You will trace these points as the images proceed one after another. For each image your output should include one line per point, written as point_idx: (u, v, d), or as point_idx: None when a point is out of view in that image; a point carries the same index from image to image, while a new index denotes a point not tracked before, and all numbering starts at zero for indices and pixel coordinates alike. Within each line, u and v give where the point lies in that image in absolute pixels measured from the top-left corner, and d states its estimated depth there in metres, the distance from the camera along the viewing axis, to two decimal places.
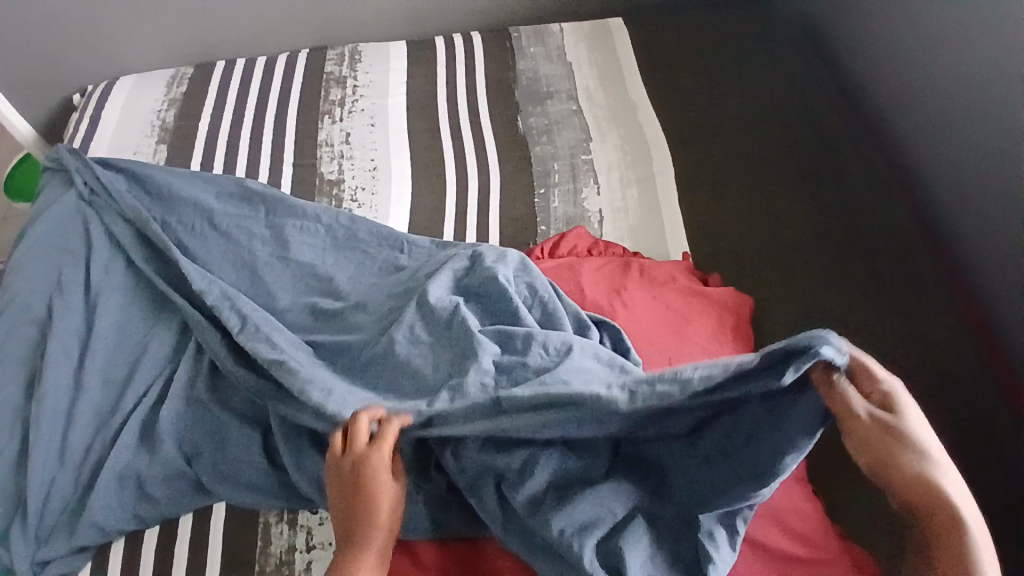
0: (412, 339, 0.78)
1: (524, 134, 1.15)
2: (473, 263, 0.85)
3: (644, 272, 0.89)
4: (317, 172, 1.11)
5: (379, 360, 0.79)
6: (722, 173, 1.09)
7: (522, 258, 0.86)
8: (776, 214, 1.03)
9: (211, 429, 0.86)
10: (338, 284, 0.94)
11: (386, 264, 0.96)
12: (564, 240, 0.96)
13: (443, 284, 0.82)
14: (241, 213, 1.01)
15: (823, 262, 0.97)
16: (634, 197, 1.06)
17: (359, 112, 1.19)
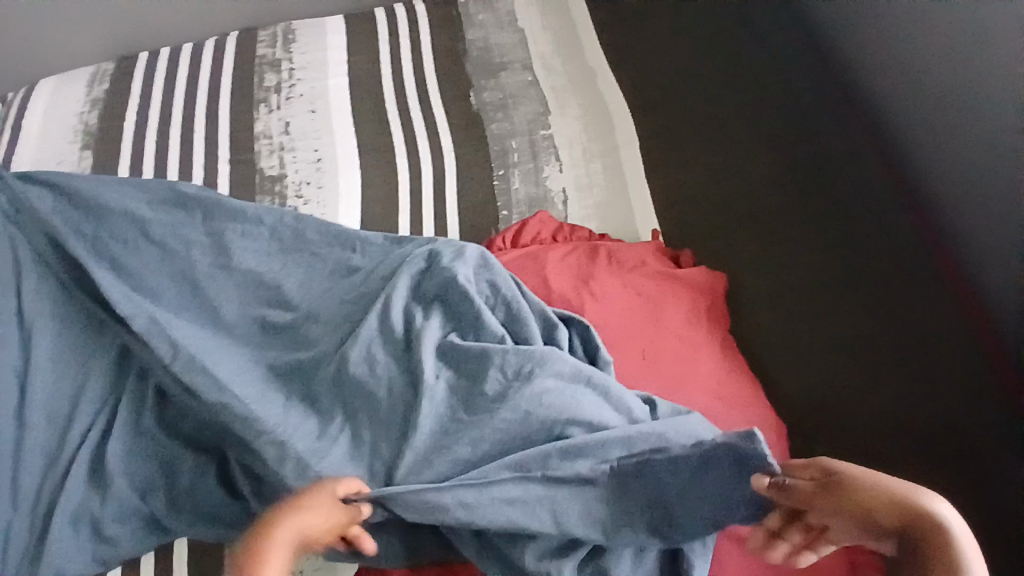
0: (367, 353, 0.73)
1: (478, 112, 1.07)
2: (431, 263, 0.79)
3: (613, 257, 0.84)
4: (257, 169, 1.02)
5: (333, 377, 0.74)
6: (688, 138, 1.03)
7: (485, 254, 0.80)
8: None
9: (166, 461, 0.81)
10: (288, 292, 0.88)
11: (337, 266, 0.90)
12: (527, 226, 0.90)
13: (400, 293, 0.77)
14: (176, 222, 0.93)
15: None
16: (598, 174, 1.01)
17: (298, 97, 1.10)
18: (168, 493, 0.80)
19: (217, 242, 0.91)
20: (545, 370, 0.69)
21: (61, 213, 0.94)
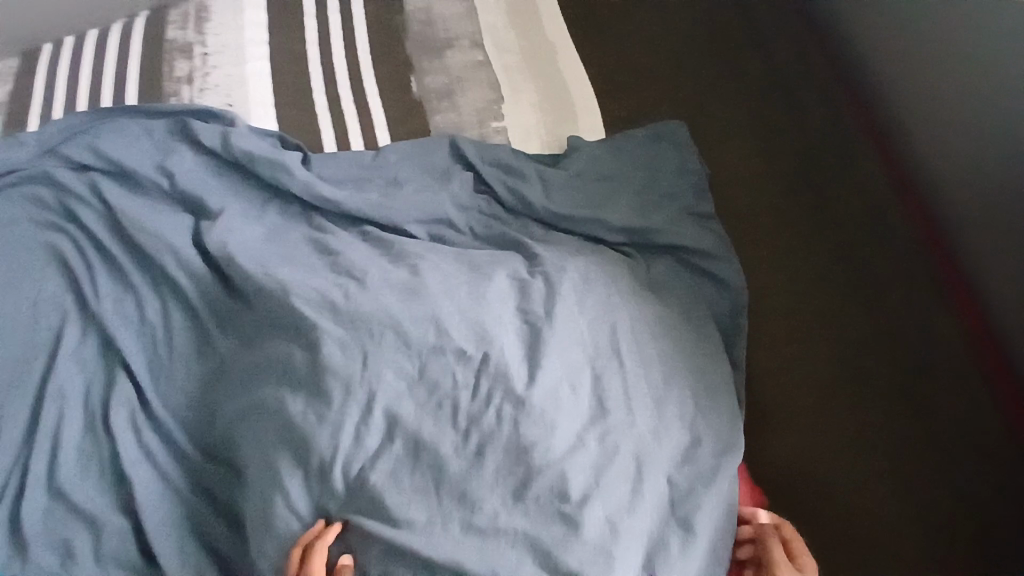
0: (309, 395, 0.62)
1: (420, 101, 0.93)
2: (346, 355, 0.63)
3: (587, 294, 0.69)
4: (158, 172, 0.89)
5: (268, 412, 0.63)
6: (653, 115, 0.91)
7: (426, 370, 0.61)
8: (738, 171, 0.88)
9: (82, 520, 0.74)
10: (221, 303, 0.79)
11: (258, 267, 0.76)
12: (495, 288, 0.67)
13: (293, 397, 0.63)
14: (97, 253, 0.87)
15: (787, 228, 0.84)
16: (583, 162, 0.84)
17: (212, 89, 0.96)
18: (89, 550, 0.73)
19: (139, 245, 0.85)
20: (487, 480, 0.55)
21: None
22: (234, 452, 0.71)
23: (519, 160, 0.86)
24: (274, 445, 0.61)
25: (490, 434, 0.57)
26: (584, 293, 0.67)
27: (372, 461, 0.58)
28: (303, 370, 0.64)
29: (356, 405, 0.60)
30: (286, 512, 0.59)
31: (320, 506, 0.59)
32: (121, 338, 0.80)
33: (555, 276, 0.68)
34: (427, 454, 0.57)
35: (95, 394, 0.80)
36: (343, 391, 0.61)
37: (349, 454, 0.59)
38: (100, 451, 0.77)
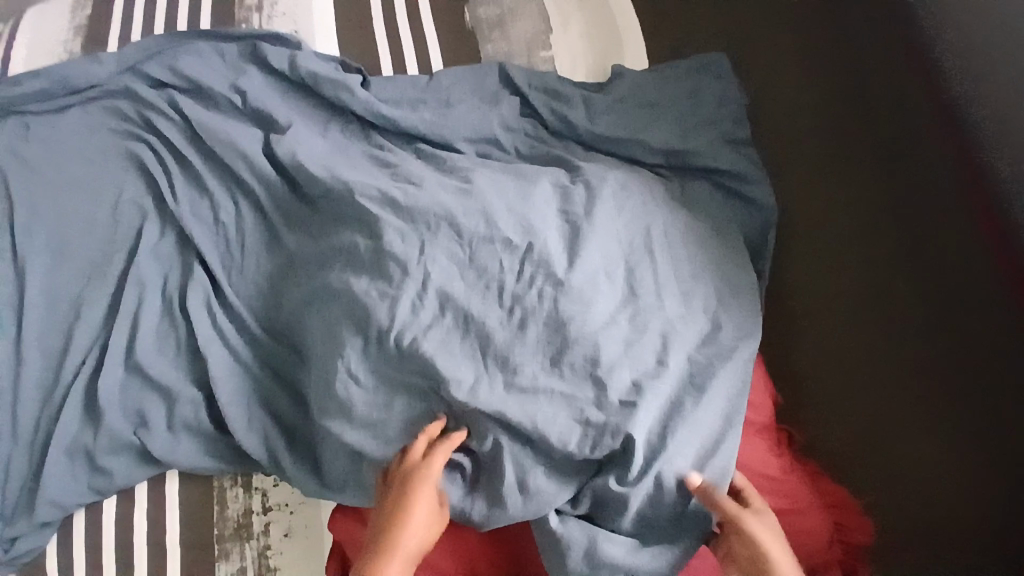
0: (372, 276, 0.71)
1: (473, 30, 0.98)
2: (405, 240, 0.71)
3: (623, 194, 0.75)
4: (230, 89, 0.96)
5: (337, 294, 0.73)
6: (696, 46, 0.95)
7: (476, 254, 0.69)
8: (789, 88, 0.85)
9: (155, 393, 0.82)
10: (289, 207, 0.87)
11: (323, 170, 0.84)
12: (540, 190, 0.74)
13: (358, 280, 0.72)
14: (174, 162, 0.94)
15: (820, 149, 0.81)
16: (626, 89, 0.90)
17: (279, 16, 1.02)
18: (168, 420, 0.81)
19: (215, 155, 0.93)
20: (526, 345, 0.64)
21: (67, 154, 0.96)
22: (300, 334, 0.80)
23: (562, 88, 0.90)
24: (341, 319, 0.71)
25: (532, 307, 0.65)
26: (619, 199, 0.73)
27: (425, 332, 0.67)
28: (368, 256, 0.73)
29: (413, 283, 0.69)
30: (355, 373, 0.68)
31: (381, 371, 0.68)
32: (199, 237, 0.89)
33: (595, 182, 0.74)
34: (474, 323, 0.66)
35: (172, 286, 0.88)
36: (401, 271, 0.70)
37: (407, 322, 0.67)
38: (175, 334, 0.85)
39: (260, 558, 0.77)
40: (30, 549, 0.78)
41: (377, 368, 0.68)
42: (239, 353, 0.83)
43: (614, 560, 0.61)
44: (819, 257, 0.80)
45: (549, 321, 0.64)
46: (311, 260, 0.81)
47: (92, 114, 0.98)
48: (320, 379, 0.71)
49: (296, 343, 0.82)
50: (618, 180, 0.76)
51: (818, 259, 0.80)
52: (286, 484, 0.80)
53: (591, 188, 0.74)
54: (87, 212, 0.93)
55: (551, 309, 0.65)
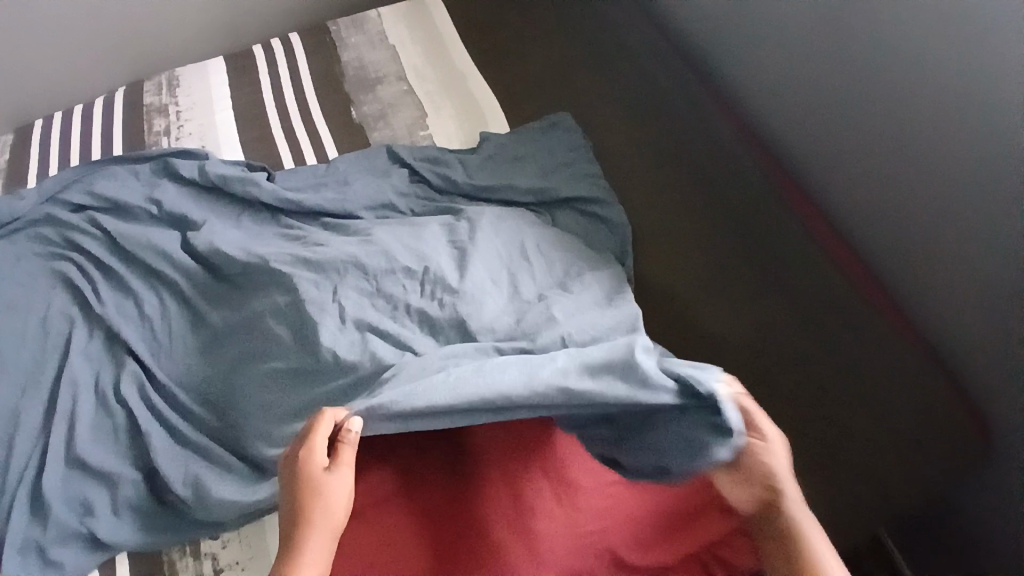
0: (293, 323, 0.82)
1: (360, 123, 1.15)
2: (319, 283, 0.83)
3: (499, 224, 0.91)
4: (147, 199, 1.06)
5: (262, 348, 0.83)
6: (545, 111, 1.16)
7: (383, 285, 0.82)
8: (654, 161, 1.04)
9: (98, 481, 0.85)
10: (210, 289, 0.95)
11: (239, 249, 0.94)
12: (431, 231, 0.89)
13: (280, 330, 0.82)
14: (99, 269, 1.02)
15: (697, 205, 0.98)
16: (495, 148, 1.08)
17: (187, 136, 1.16)
18: (114, 502, 0.83)
19: (137, 259, 1.01)
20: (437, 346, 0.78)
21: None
22: (229, 395, 0.86)
23: (439, 155, 1.08)
24: (270, 366, 0.81)
25: (434, 319, 0.79)
26: (495, 229, 0.90)
27: (347, 354, 0.77)
28: (289, 307, 0.83)
29: (331, 318, 0.80)
30: (280, 398, 0.79)
31: (310, 399, 0.77)
32: (128, 330, 0.94)
33: (476, 218, 0.91)
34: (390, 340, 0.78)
35: (106, 384, 0.92)
36: (319, 310, 0.80)
37: (334, 348, 0.78)
38: (112, 423, 0.89)
39: None
40: None
41: (306, 399, 0.77)
42: (169, 428, 0.86)
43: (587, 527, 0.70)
44: (703, 274, 0.94)
45: (453, 328, 0.79)
46: (232, 324, 0.89)
47: (17, 242, 1.06)
48: (258, 425, 0.78)
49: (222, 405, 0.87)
50: (495, 215, 0.93)
51: (701, 275, 0.94)
52: (235, 540, 0.81)
53: (473, 224, 0.90)
54: (19, 328, 0.98)
55: (454, 317, 0.79)
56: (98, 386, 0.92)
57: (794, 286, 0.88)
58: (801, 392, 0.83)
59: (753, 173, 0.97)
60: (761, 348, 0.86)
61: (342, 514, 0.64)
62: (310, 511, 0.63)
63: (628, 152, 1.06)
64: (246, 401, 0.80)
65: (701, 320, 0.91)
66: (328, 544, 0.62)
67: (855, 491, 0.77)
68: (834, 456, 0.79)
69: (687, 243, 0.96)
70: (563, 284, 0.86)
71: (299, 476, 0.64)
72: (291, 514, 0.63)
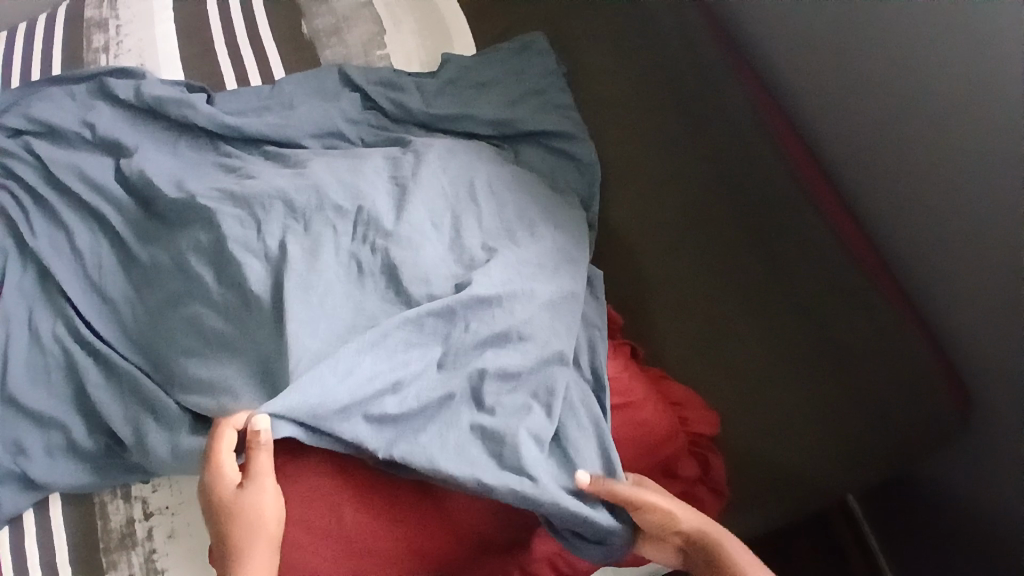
0: (220, 268, 0.75)
1: (311, 40, 1.04)
2: (246, 221, 0.77)
3: (445, 156, 0.83)
4: (82, 123, 0.98)
5: (188, 292, 0.77)
6: (516, 27, 1.03)
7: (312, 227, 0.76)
8: (631, 89, 0.90)
9: (31, 422, 0.82)
10: (144, 227, 0.88)
11: (172, 184, 0.87)
12: (369, 163, 0.81)
13: (206, 272, 0.76)
14: (32, 199, 0.95)
15: (671, 145, 0.86)
16: (456, 71, 0.97)
17: (127, 53, 1.06)
18: (46, 444, 0.81)
19: (68, 189, 0.94)
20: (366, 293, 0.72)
21: None
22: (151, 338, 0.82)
23: (392, 77, 0.97)
24: (194, 308, 0.76)
25: (363, 264, 0.73)
26: (439, 163, 0.82)
27: (269, 301, 0.72)
28: (211, 246, 0.77)
29: (258, 260, 0.74)
30: (211, 353, 0.74)
31: (234, 345, 0.73)
32: (58, 264, 0.89)
33: (421, 150, 0.82)
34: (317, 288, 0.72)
35: (38, 322, 0.87)
36: (243, 252, 0.75)
37: (260, 300, 0.72)
38: (45, 363, 0.85)
39: (147, 563, 0.76)
40: None
41: (230, 346, 0.73)
42: (98, 370, 0.82)
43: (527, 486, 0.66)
44: (669, 223, 0.84)
45: (383, 275, 0.73)
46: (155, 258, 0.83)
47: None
48: (184, 373, 0.74)
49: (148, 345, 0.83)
50: (443, 147, 0.84)
51: (668, 223, 0.84)
52: (167, 484, 0.79)
53: (415, 158, 0.82)
54: None
55: (385, 265, 0.73)
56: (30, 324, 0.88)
57: (768, 251, 0.77)
58: (760, 361, 0.75)
59: (743, 109, 0.82)
60: (723, 311, 0.79)
61: (275, 524, 0.61)
62: (234, 531, 0.61)
63: (609, 93, 0.93)
64: (178, 340, 0.76)
65: (661, 272, 0.84)
66: (273, 555, 0.61)
67: (800, 470, 0.73)
68: (787, 427, 0.74)
69: (656, 186, 0.86)
70: (512, 230, 0.79)
71: (215, 502, 0.62)
72: (221, 543, 0.61)
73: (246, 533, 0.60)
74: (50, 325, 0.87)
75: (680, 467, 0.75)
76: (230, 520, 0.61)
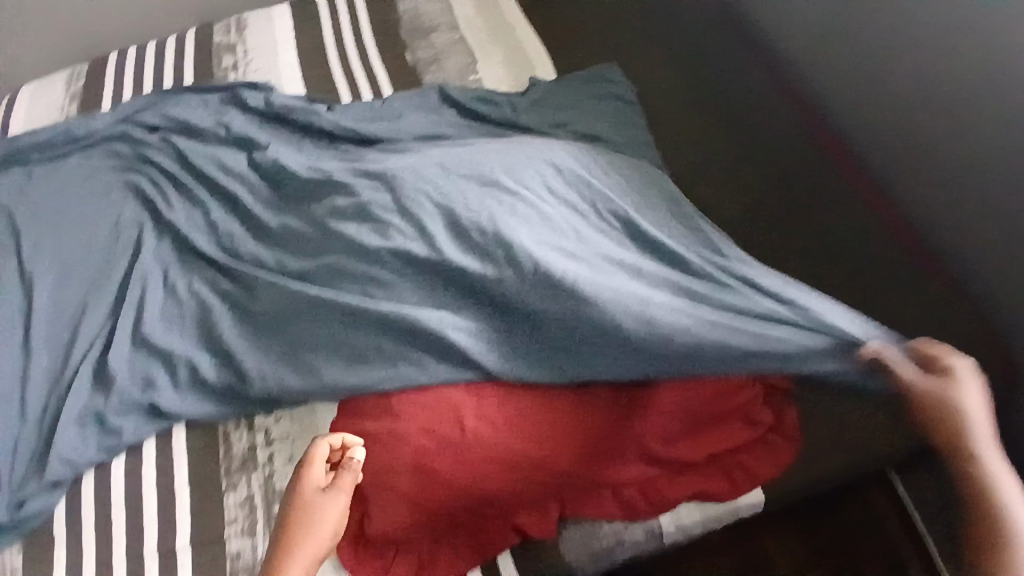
0: (359, 219, 0.88)
1: (414, 66, 1.22)
2: (380, 187, 0.90)
3: (552, 145, 0.93)
4: (216, 122, 1.14)
5: (329, 246, 0.88)
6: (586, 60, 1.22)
7: (441, 190, 0.86)
8: (684, 114, 1.08)
9: (160, 360, 0.90)
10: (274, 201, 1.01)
11: (303, 167, 1.01)
12: (487, 148, 0.94)
13: (350, 228, 0.87)
14: (167, 180, 1.09)
15: (735, 162, 1.00)
16: (541, 93, 1.15)
17: (254, 71, 1.24)
18: (171, 379, 0.89)
19: (203, 173, 1.07)
20: (484, 238, 0.80)
21: (73, 187, 1.10)
22: (272, 282, 0.88)
23: (489, 94, 1.14)
24: (337, 258, 0.86)
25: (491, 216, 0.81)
26: (550, 150, 0.92)
27: (408, 248, 0.82)
28: (351, 208, 0.89)
29: (399, 217, 0.85)
30: (342, 288, 0.85)
31: (379, 287, 0.82)
32: (192, 232, 1.01)
33: (538, 145, 0.93)
34: (443, 243, 0.81)
35: (170, 278, 0.98)
36: (382, 212, 0.87)
37: (374, 245, 0.83)
38: (180, 311, 0.94)
39: (266, 485, 0.83)
40: (39, 511, 0.82)
41: (376, 286, 0.83)
42: (229, 315, 0.91)
43: (650, 402, 0.76)
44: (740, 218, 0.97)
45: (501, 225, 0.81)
46: (291, 222, 0.94)
47: (92, 157, 1.14)
48: (324, 309, 0.83)
49: (270, 284, 0.88)
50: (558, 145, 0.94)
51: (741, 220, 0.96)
52: (287, 417, 0.87)
53: (533, 146, 0.92)
54: (90, 229, 1.05)
55: (506, 217, 0.81)
56: (161, 280, 0.98)
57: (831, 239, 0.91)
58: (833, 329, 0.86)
59: (779, 120, 0.99)
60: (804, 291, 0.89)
61: (329, 538, 0.69)
62: (299, 531, 0.68)
63: (672, 116, 1.09)
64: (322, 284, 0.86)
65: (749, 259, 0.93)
66: (315, 564, 0.68)
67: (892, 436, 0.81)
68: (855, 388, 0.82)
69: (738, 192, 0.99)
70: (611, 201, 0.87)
71: (296, 493, 0.70)
72: (282, 531, 0.69)
73: (308, 544, 0.68)
74: (184, 281, 0.97)
75: (754, 415, 0.79)
76: (298, 525, 0.69)
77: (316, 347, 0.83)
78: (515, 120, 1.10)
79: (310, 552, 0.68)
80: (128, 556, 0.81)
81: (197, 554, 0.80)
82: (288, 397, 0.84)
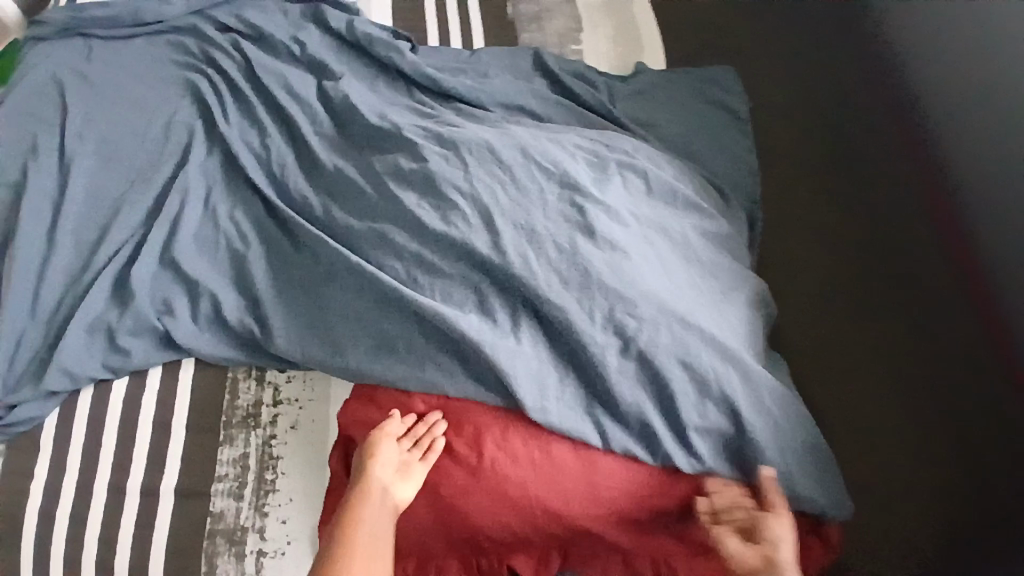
0: (421, 191, 0.80)
1: (513, 20, 1.11)
2: (450, 158, 0.81)
3: (648, 159, 0.84)
4: (291, 37, 1.05)
5: (379, 210, 0.82)
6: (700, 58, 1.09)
7: (521, 179, 0.78)
8: (802, 149, 0.97)
9: (184, 286, 0.86)
10: (332, 141, 0.94)
11: (372, 112, 0.93)
12: (575, 140, 0.85)
13: (411, 196, 0.80)
14: (228, 88, 1.01)
15: (832, 217, 0.92)
16: (644, 84, 1.02)
17: None
18: (192, 310, 0.85)
19: (268, 92, 0.99)
20: (550, 251, 0.73)
21: (131, 73, 1.03)
22: (320, 237, 0.83)
23: (588, 73, 1.03)
24: (388, 226, 0.79)
25: (568, 230, 0.74)
26: (641, 161, 0.84)
27: (467, 238, 0.75)
28: (416, 176, 0.81)
29: (465, 200, 0.77)
30: (386, 263, 0.78)
31: (426, 272, 0.75)
32: (241, 153, 0.94)
33: (629, 150, 0.85)
34: (506, 244, 0.73)
35: (210, 199, 0.92)
36: (448, 190, 0.79)
37: (434, 226, 0.76)
38: (215, 238, 0.89)
39: (264, 446, 0.80)
40: (30, 418, 0.81)
41: (423, 269, 0.76)
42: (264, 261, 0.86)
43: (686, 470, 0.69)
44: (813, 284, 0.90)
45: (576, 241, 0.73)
46: (346, 170, 0.87)
47: (157, 46, 1.06)
48: (364, 281, 0.77)
49: (316, 238, 0.83)
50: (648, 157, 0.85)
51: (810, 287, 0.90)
52: (299, 380, 0.83)
53: (627, 154, 0.85)
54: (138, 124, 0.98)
55: (586, 232, 0.74)
56: (200, 197, 0.92)
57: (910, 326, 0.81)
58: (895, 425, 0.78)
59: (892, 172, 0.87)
60: (875, 382, 0.81)
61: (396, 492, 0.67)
62: (371, 483, 0.67)
63: (788, 148, 0.98)
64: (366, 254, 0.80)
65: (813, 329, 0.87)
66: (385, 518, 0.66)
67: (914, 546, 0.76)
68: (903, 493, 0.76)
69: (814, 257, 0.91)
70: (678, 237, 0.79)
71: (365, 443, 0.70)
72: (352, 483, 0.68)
73: (378, 496, 0.66)
74: (225, 207, 0.91)
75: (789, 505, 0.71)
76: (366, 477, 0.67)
77: (349, 319, 0.77)
78: (609, 110, 0.98)
79: (379, 504, 0.66)
80: (111, 484, 0.79)
81: (179, 502, 0.78)
82: (306, 363, 0.79)
